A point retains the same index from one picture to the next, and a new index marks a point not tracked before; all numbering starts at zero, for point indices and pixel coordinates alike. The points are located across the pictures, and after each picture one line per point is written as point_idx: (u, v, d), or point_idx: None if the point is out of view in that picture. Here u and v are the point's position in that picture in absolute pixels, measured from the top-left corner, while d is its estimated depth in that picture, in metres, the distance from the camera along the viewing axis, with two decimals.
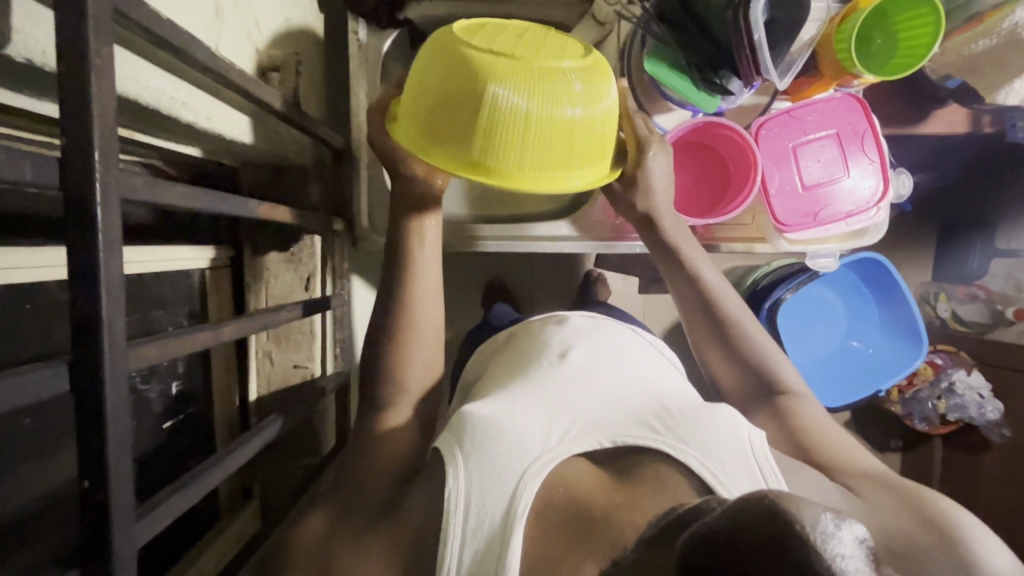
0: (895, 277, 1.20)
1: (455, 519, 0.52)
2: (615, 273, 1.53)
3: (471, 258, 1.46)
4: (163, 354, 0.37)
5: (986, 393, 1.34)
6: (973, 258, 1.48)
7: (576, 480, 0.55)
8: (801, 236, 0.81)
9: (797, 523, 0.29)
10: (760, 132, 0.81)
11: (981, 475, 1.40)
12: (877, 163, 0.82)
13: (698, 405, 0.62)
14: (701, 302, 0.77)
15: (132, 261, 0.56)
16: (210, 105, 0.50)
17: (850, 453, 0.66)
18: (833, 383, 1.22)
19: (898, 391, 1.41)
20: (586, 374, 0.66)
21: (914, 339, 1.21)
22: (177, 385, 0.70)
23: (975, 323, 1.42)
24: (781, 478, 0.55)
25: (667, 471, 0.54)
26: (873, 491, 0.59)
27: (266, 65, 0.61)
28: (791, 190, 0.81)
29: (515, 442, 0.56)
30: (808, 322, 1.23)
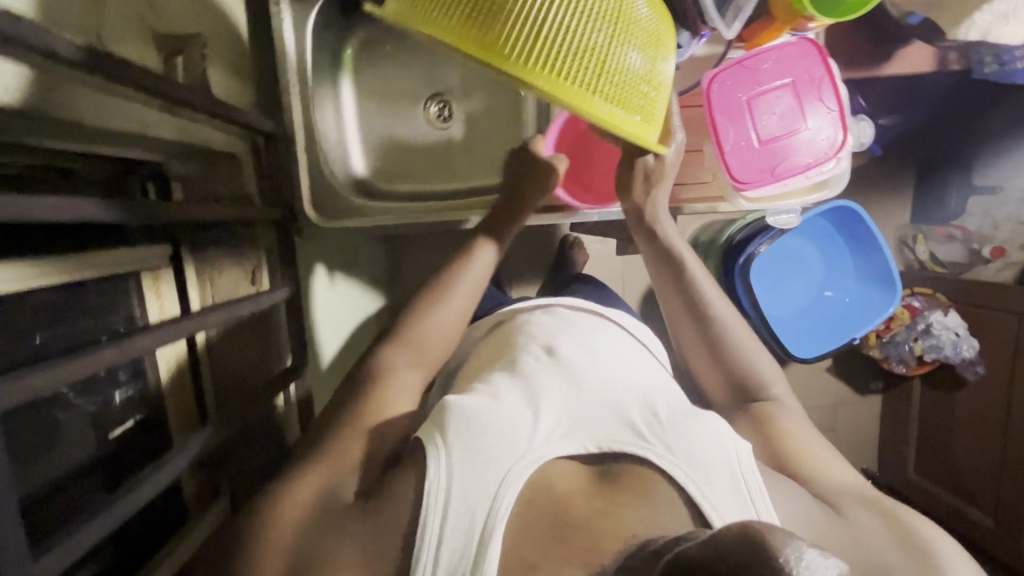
0: (870, 227, 1.18)
1: (433, 517, 0.52)
2: (591, 237, 1.50)
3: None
4: (67, 377, 0.36)
5: (962, 332, 1.34)
6: (952, 197, 1.48)
7: (559, 485, 0.56)
8: (759, 193, 0.78)
9: (781, 557, 0.33)
10: (713, 85, 0.77)
11: (957, 413, 1.43)
12: (836, 111, 0.78)
13: (686, 410, 0.64)
14: (689, 304, 0.78)
15: (36, 269, 0.52)
16: (96, 95, 0.50)
17: (831, 467, 0.68)
18: (810, 334, 1.22)
19: (875, 335, 1.44)
20: (574, 371, 0.67)
21: (888, 286, 1.20)
22: (125, 393, 0.68)
23: (951, 263, 1.44)
24: (770, 504, 0.55)
25: (648, 477, 0.56)
26: (857, 510, 0.61)
27: (168, 48, 0.58)
28: (747, 146, 0.78)
29: (501, 439, 0.57)
30: (783, 275, 1.22)
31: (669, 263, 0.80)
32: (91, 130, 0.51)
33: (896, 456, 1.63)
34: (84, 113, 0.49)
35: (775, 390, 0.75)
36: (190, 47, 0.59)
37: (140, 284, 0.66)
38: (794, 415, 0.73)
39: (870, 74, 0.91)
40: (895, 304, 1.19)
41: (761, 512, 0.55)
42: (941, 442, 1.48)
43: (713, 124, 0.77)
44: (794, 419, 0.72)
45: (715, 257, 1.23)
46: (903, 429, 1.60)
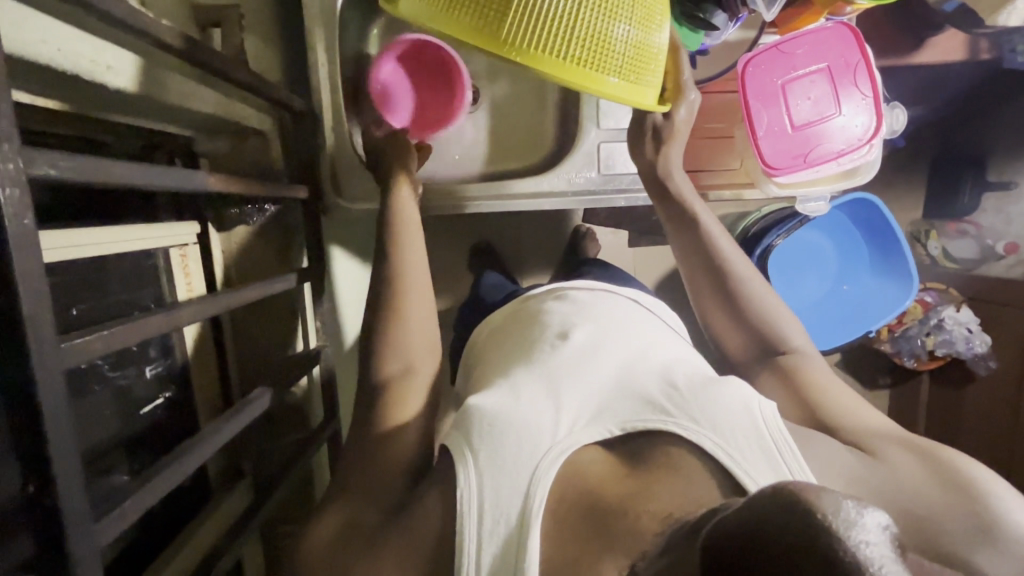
0: (888, 219, 1.18)
1: (471, 521, 0.54)
2: (604, 228, 1.50)
3: (457, 221, 1.42)
4: (117, 345, 0.36)
5: (974, 328, 1.36)
6: (965, 195, 1.44)
7: (589, 472, 0.56)
8: (790, 178, 0.78)
9: (817, 513, 0.28)
10: (747, 68, 0.78)
11: (967, 407, 1.44)
12: (871, 97, 0.78)
13: (706, 378, 0.63)
14: (710, 270, 0.77)
15: (78, 243, 0.53)
16: (139, 65, 0.49)
17: (858, 411, 0.66)
18: (825, 325, 1.22)
19: (888, 330, 1.45)
20: (591, 354, 0.66)
21: (905, 281, 1.21)
22: (155, 368, 0.69)
23: (962, 259, 1.45)
24: (799, 458, 0.54)
25: (678, 455, 0.55)
26: (892, 451, 0.59)
27: (206, 20, 0.59)
28: (781, 130, 0.78)
29: (523, 434, 0.57)
30: (800, 267, 1.22)
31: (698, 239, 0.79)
32: (133, 102, 0.51)
33: None
34: (131, 83, 0.48)
35: (796, 342, 0.74)
36: (230, 18, 0.59)
37: (169, 259, 0.67)
38: (816, 364, 0.72)
39: (899, 63, 0.91)
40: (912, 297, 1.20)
41: (795, 472, 0.54)
42: (950, 437, 1.49)
43: (747, 108, 0.77)
44: (819, 368, 0.71)
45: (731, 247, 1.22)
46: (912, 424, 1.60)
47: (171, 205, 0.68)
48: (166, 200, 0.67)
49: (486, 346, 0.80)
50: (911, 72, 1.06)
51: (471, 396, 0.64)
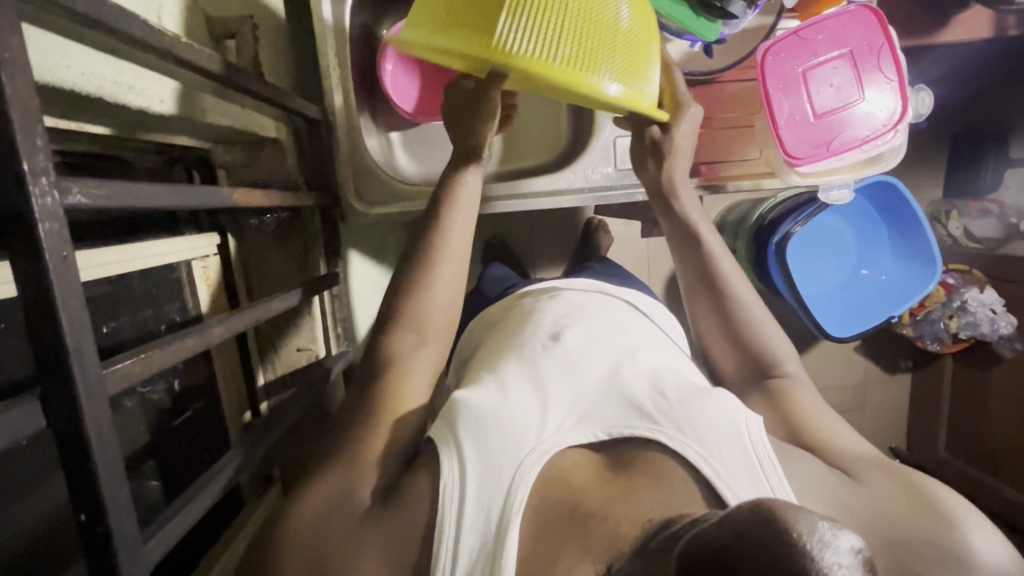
0: (908, 200, 1.15)
1: (450, 516, 0.58)
2: (616, 220, 1.50)
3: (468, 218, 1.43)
4: (151, 367, 0.38)
5: (999, 309, 1.35)
6: (986, 173, 1.43)
7: (573, 476, 0.62)
8: (812, 167, 0.83)
9: (793, 531, 0.35)
10: (767, 57, 0.82)
11: (992, 389, 1.42)
12: (895, 81, 0.82)
13: (695, 391, 0.69)
14: (708, 281, 0.79)
15: (108, 263, 0.56)
16: (160, 85, 0.49)
17: (838, 435, 0.70)
18: (844, 312, 1.21)
19: (909, 313, 1.48)
20: (576, 360, 0.74)
21: (928, 264, 1.17)
22: (182, 380, 0.73)
23: (985, 239, 1.41)
24: (781, 475, 0.60)
25: (660, 463, 0.62)
26: (868, 473, 0.64)
27: (221, 33, 0.59)
28: (802, 119, 0.83)
29: (508, 433, 0.63)
30: (818, 253, 1.21)
31: (694, 240, 0.80)
32: (154, 120, 0.52)
33: (927, 434, 1.63)
34: (152, 100, 0.48)
35: (790, 367, 0.77)
36: (243, 29, 0.59)
37: (192, 271, 0.70)
38: (804, 390, 0.75)
39: (920, 42, 0.89)
40: (934, 281, 1.17)
41: (776, 489, 0.59)
42: (976, 420, 1.47)
43: (770, 99, 0.82)
44: (808, 394, 0.74)
45: (747, 236, 1.21)
46: (934, 408, 1.59)
47: (192, 222, 0.71)
48: (187, 217, 0.70)
49: (483, 349, 0.87)
50: (931, 50, 1.04)
51: (459, 393, 0.70)
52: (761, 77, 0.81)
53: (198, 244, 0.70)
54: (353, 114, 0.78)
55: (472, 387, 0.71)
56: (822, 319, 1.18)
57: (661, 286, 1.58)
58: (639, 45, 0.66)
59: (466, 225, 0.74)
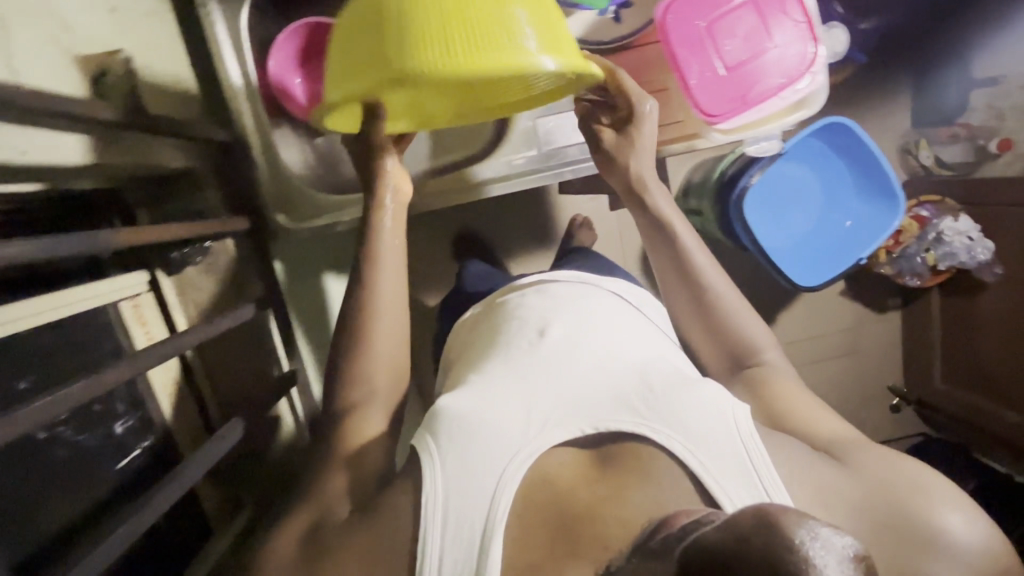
0: (862, 137, 1.17)
1: (435, 526, 0.65)
2: (578, 197, 1.54)
3: (435, 214, 1.48)
4: (51, 411, 0.50)
5: (975, 235, 1.34)
6: (952, 96, 1.41)
7: (560, 478, 0.68)
8: (728, 124, 0.98)
9: (797, 539, 0.42)
10: (668, 17, 0.98)
11: (981, 311, 1.41)
12: (799, 24, 0.98)
13: (683, 381, 0.73)
14: (684, 275, 0.87)
15: (22, 309, 0.69)
16: (10, 139, 0.66)
17: (815, 417, 0.78)
18: (811, 262, 1.22)
19: (886, 251, 1.47)
20: (564, 355, 0.77)
21: (891, 199, 1.20)
22: (126, 424, 0.88)
23: (955, 164, 1.43)
24: (765, 455, 0.67)
25: (647, 456, 0.68)
26: (852, 455, 0.72)
27: (95, 72, 0.78)
28: (712, 76, 0.99)
29: (492, 440, 0.69)
30: (779, 198, 1.21)
31: (666, 244, 0.89)
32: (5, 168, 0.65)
33: (921, 369, 1.62)
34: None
35: (766, 354, 0.84)
36: (110, 61, 0.79)
37: (122, 309, 0.84)
38: (783, 375, 0.82)
39: None
40: (899, 215, 1.20)
41: (761, 474, 0.65)
42: (967, 346, 1.46)
43: (679, 60, 0.98)
44: (781, 375, 0.81)
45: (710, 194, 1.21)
46: (925, 341, 1.59)
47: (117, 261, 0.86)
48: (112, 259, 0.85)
49: (468, 348, 0.90)
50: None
51: (443, 398, 0.77)
52: (665, 34, 0.97)
53: (117, 284, 0.83)
54: (264, 135, 0.95)
55: (456, 393, 0.77)
56: (787, 268, 1.17)
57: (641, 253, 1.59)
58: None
59: (399, 242, 0.84)
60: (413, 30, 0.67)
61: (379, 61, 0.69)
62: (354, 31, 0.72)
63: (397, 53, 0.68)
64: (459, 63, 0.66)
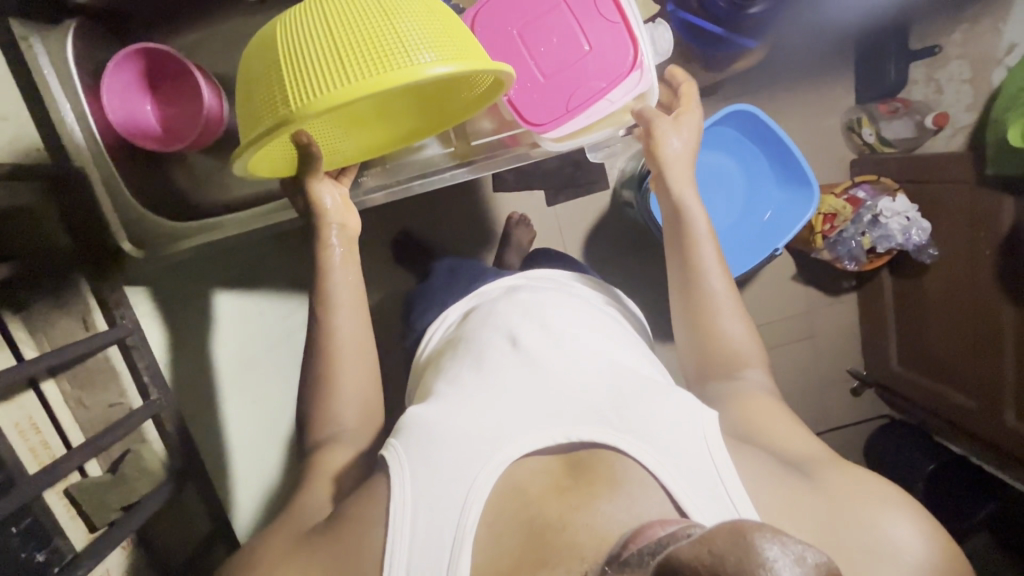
0: (769, 125, 1.23)
1: (399, 551, 0.54)
2: (522, 192, 1.38)
3: (365, 212, 1.28)
4: None
5: (912, 216, 1.33)
6: (891, 70, 1.37)
7: (530, 487, 0.56)
8: (556, 133, 0.92)
9: (763, 550, 0.34)
10: (477, 22, 0.92)
11: (928, 292, 1.40)
12: (620, 23, 0.89)
13: (658, 386, 0.63)
14: (681, 277, 0.81)
15: None
16: None
17: (800, 437, 0.68)
18: (734, 251, 1.28)
19: (823, 236, 1.40)
20: (536, 353, 0.67)
21: (805, 186, 1.25)
22: None
23: (899, 141, 1.40)
24: (729, 461, 0.56)
25: (619, 464, 0.56)
26: (834, 476, 0.62)
27: None
28: (532, 84, 0.91)
29: (459, 448, 0.58)
30: (703, 189, 1.29)
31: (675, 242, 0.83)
32: None
33: (877, 352, 1.58)
34: None
35: (753, 370, 0.76)
36: None
37: None
38: (767, 393, 0.74)
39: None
40: (814, 199, 1.24)
41: (728, 487, 0.54)
42: (919, 329, 1.44)
43: None
44: (759, 392, 0.72)
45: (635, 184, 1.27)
46: (880, 326, 1.55)
47: None
48: None
49: (436, 358, 0.79)
50: None
51: (416, 407, 0.67)
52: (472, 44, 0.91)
53: None
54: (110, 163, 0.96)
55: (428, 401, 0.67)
56: None
57: (601, 250, 1.46)
58: (441, 18, 0.67)
59: (356, 279, 0.77)
60: (305, 72, 0.62)
61: (274, 109, 0.63)
62: (249, 89, 0.67)
63: (292, 97, 0.62)
64: (363, 88, 0.60)
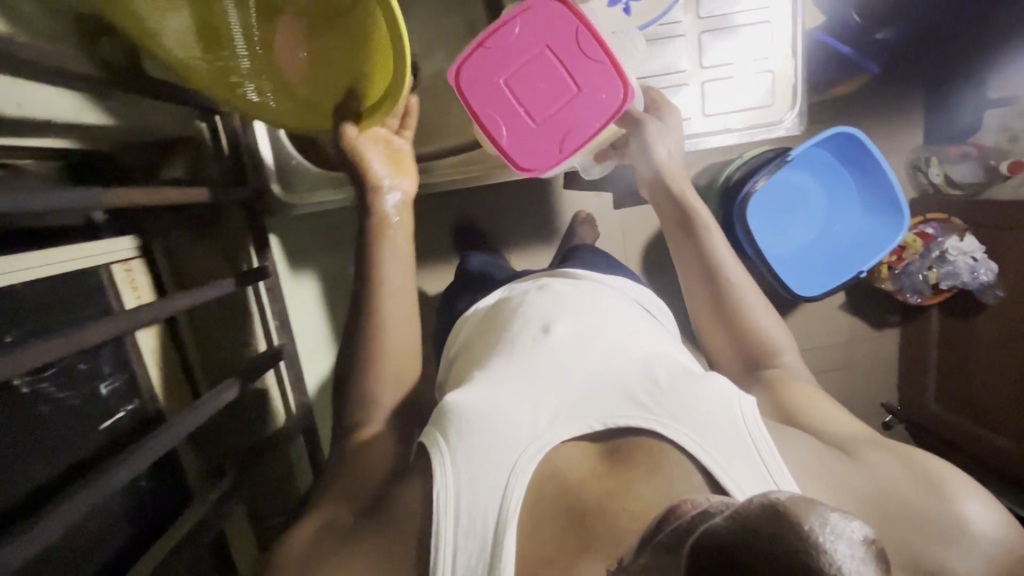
0: (869, 150, 1.28)
1: (448, 520, 0.68)
2: (585, 194, 1.54)
3: (443, 199, 1.51)
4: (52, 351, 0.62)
5: (980, 256, 1.34)
6: (964, 111, 1.45)
7: (569, 471, 0.71)
8: (552, 168, 1.01)
9: (804, 525, 0.39)
10: (461, 78, 0.99)
11: (977, 335, 1.41)
12: (605, 62, 0.98)
13: (693, 379, 0.77)
14: (712, 278, 0.98)
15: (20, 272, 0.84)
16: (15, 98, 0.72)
17: (837, 417, 0.82)
18: (815, 271, 1.35)
19: (888, 267, 1.47)
20: (567, 351, 0.82)
21: (896, 215, 1.31)
22: (108, 384, 1.05)
23: (965, 184, 1.43)
24: (774, 450, 0.70)
25: (659, 450, 0.70)
26: (873, 452, 0.75)
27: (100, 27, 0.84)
28: (526, 126, 1.00)
29: (502, 437, 0.72)
30: (787, 210, 1.35)
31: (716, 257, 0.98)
32: None
33: (916, 387, 1.62)
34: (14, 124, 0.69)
35: (785, 360, 0.91)
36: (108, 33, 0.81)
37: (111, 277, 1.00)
38: (799, 379, 0.89)
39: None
40: (902, 230, 1.30)
41: (774, 471, 0.68)
42: (961, 369, 1.46)
43: (482, 116, 0.99)
44: (798, 378, 0.88)
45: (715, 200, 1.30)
46: (921, 362, 1.59)
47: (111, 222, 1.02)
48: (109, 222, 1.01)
49: (472, 347, 0.95)
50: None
51: (450, 395, 0.80)
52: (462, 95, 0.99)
53: (118, 249, 1.01)
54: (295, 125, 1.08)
55: (467, 387, 0.80)
56: (785, 275, 1.32)
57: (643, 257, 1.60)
58: None
59: (403, 255, 0.92)
60: None
61: None
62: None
63: None
64: None
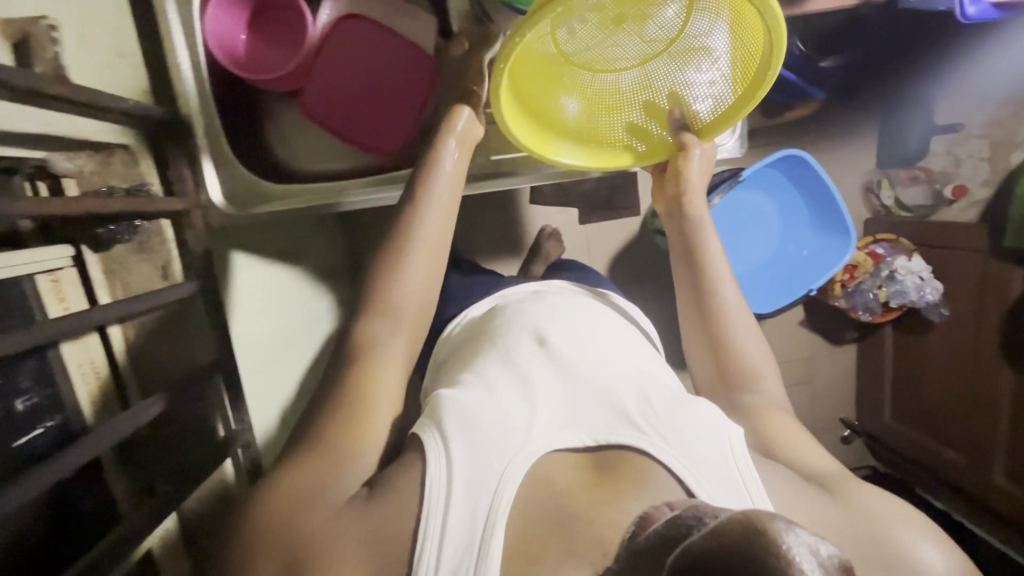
0: (817, 170, 1.27)
1: (434, 519, 0.55)
2: (553, 208, 1.51)
3: None
4: None
5: (925, 276, 1.41)
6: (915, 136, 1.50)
7: (558, 478, 0.59)
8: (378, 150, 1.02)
9: (780, 542, 0.34)
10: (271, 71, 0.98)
11: (927, 350, 1.47)
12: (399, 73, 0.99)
13: (680, 398, 0.67)
14: (697, 284, 0.85)
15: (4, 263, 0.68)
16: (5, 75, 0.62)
17: (815, 452, 0.72)
18: (768, 289, 1.35)
19: (841, 285, 1.48)
20: (566, 357, 0.72)
21: (842, 236, 1.32)
22: (29, 400, 0.73)
23: (917, 206, 1.51)
24: (762, 494, 0.58)
25: (644, 466, 0.59)
26: (858, 496, 0.65)
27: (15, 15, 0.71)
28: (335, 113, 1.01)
29: (502, 429, 0.61)
30: (742, 229, 1.33)
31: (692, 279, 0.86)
32: None
33: (873, 404, 1.66)
34: None
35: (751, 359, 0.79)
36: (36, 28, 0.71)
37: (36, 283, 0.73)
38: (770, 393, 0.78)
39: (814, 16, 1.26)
40: (848, 250, 1.31)
41: (754, 498, 0.58)
42: (915, 383, 1.52)
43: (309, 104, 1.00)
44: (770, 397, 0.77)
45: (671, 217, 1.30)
46: (876, 377, 1.64)
47: (38, 231, 0.76)
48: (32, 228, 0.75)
49: (456, 352, 0.85)
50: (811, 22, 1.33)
51: (443, 390, 0.69)
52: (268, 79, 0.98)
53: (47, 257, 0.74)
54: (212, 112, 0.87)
55: (461, 384, 0.69)
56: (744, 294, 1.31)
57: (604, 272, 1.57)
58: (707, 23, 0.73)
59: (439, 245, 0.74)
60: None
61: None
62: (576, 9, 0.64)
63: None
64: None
